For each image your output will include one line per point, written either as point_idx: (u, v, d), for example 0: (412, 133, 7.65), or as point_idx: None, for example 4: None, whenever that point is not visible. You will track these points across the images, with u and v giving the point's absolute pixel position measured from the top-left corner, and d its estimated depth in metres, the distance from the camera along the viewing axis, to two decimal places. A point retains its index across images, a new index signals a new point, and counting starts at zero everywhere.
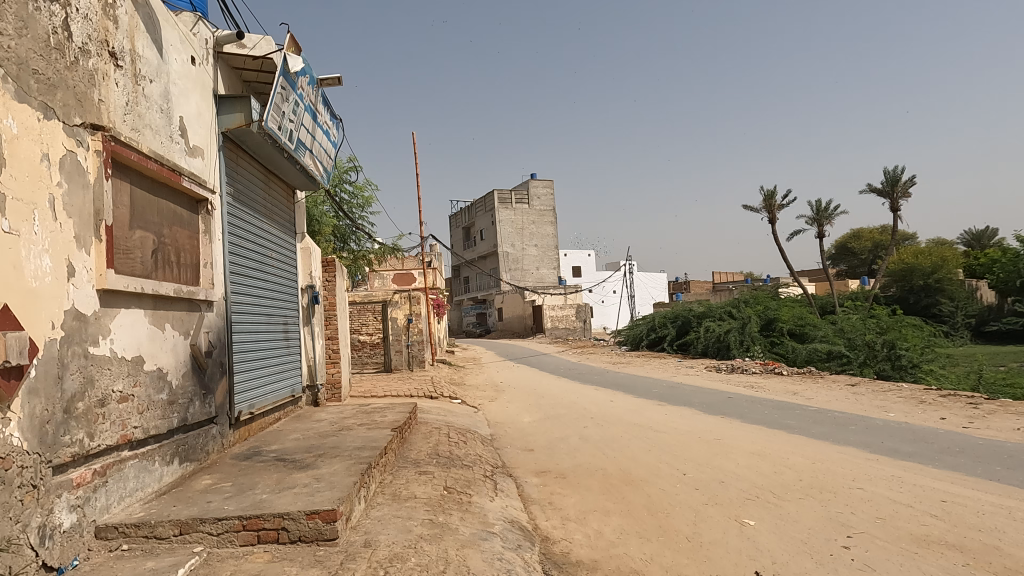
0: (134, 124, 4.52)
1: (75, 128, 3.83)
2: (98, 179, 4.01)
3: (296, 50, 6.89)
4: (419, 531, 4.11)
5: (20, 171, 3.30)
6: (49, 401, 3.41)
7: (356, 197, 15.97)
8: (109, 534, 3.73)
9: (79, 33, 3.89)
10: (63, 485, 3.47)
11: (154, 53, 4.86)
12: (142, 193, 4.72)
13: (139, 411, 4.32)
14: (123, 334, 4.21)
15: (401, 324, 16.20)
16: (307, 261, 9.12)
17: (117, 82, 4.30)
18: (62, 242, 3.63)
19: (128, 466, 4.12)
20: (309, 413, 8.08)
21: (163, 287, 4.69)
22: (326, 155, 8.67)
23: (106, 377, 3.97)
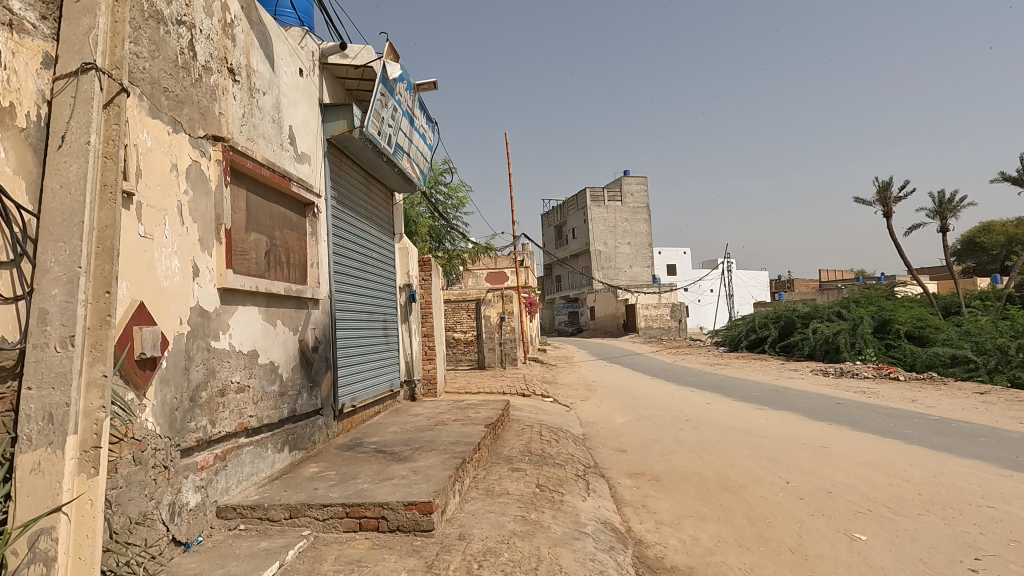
0: (250, 134, 4.86)
1: (198, 140, 4.16)
2: (218, 186, 4.35)
3: (394, 57, 7.14)
4: (512, 527, 4.16)
5: (152, 180, 3.64)
6: (179, 390, 3.74)
7: (450, 197, 16.36)
8: (228, 514, 4.04)
9: (202, 52, 4.24)
10: (189, 467, 3.79)
11: (267, 67, 5.20)
12: (257, 198, 5.07)
13: (254, 401, 4.65)
14: (240, 330, 4.53)
15: (494, 322, 16.46)
16: (405, 261, 9.44)
17: (234, 96, 4.64)
18: (188, 244, 3.96)
19: (244, 452, 4.44)
20: (406, 407, 8.38)
21: (275, 286, 5.02)
22: (422, 157, 8.94)
23: (225, 369, 4.29)
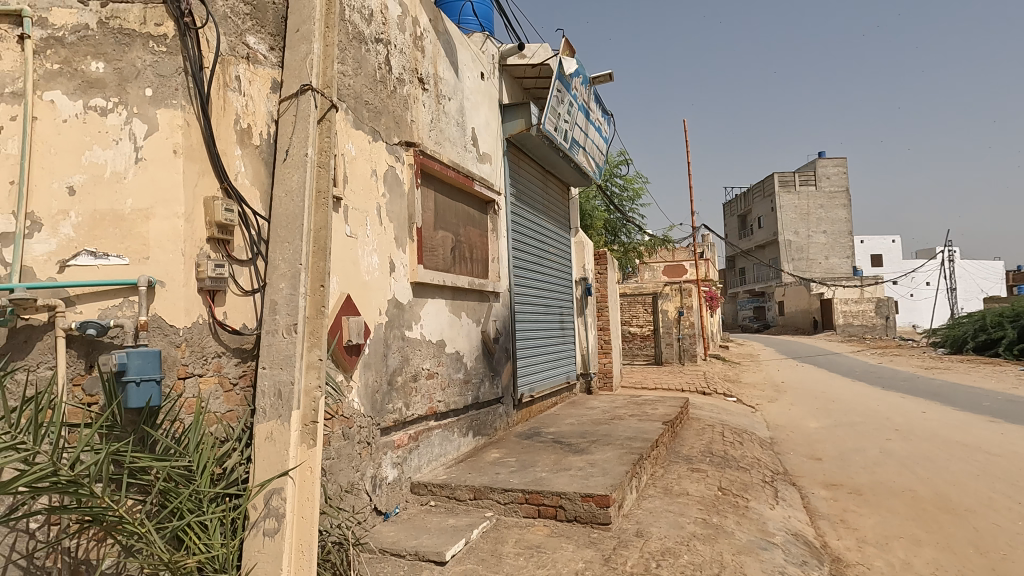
0: (437, 138, 5.21)
1: (394, 146, 4.56)
2: (411, 188, 4.73)
3: (570, 53, 7.20)
4: (692, 529, 4.02)
5: (356, 185, 4.05)
6: (379, 374, 4.14)
7: (626, 189, 16.16)
8: (420, 491, 4.39)
9: (396, 65, 4.62)
10: (387, 445, 4.18)
11: (452, 74, 5.53)
12: (444, 198, 5.42)
13: (442, 388, 4.99)
14: (429, 321, 4.89)
15: (672, 316, 15.97)
16: (580, 255, 9.51)
17: (424, 103, 5.00)
18: (386, 242, 4.35)
19: (434, 434, 4.79)
20: (583, 400, 8.45)
21: (460, 279, 5.34)
22: (598, 150, 8.93)
23: (417, 356, 4.66)
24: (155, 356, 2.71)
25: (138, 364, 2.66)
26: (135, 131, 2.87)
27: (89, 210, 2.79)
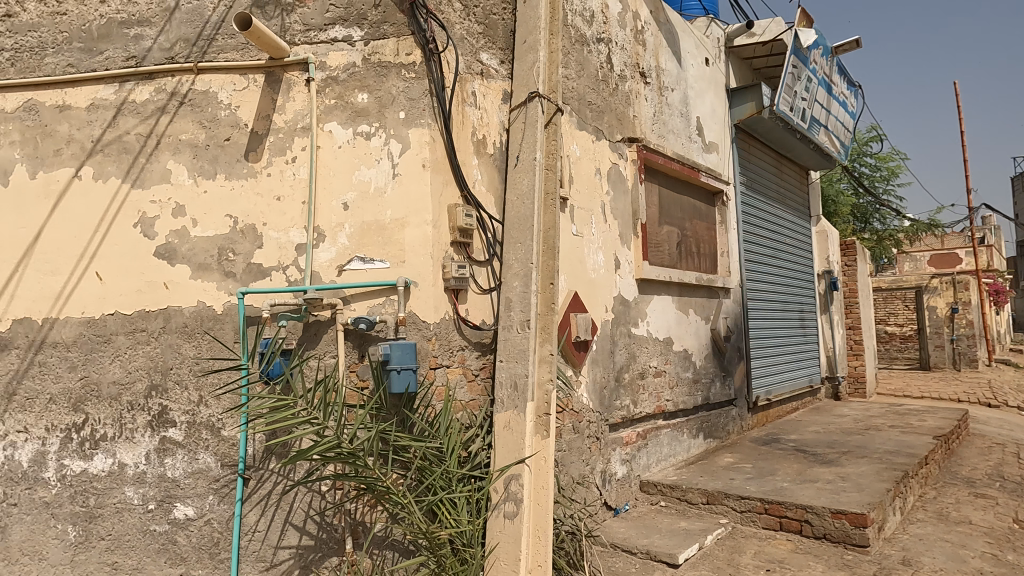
0: (661, 131, 5.10)
1: (617, 144, 4.57)
2: (634, 184, 4.70)
3: (807, 23, 6.54)
4: (978, 565, 3.38)
5: (581, 185, 4.15)
6: (606, 371, 4.18)
7: (879, 169, 14.19)
8: (650, 490, 4.33)
9: (618, 62, 4.63)
10: (616, 441, 4.20)
11: (675, 64, 5.37)
12: (668, 192, 5.29)
13: (670, 386, 4.87)
14: (656, 318, 4.80)
15: (942, 314, 13.64)
16: (824, 246, 8.58)
17: (646, 97, 4.94)
18: (611, 240, 4.38)
19: (663, 434, 4.70)
20: (829, 406, 7.62)
21: (687, 275, 5.16)
22: (843, 128, 7.97)
23: (644, 354, 4.61)
24: (411, 347, 3.05)
25: (399, 355, 3.01)
26: (392, 151, 3.27)
27: (358, 222, 3.24)
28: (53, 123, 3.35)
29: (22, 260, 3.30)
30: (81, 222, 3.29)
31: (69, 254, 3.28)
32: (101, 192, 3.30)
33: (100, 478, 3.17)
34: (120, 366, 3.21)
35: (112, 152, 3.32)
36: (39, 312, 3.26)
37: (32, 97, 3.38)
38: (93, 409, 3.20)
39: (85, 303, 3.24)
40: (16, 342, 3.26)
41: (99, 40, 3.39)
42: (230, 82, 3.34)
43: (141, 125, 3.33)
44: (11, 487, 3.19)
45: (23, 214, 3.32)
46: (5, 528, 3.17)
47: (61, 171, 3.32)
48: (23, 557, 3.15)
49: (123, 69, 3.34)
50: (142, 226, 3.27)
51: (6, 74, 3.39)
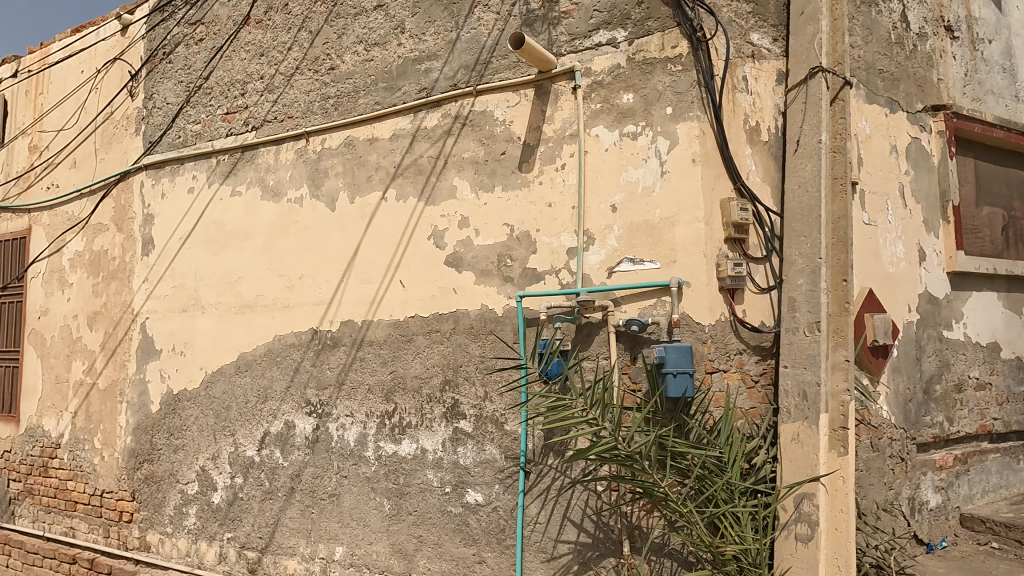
0: (976, 92, 4.22)
1: (917, 114, 3.90)
2: (942, 160, 3.95)
3: None
4: None
5: (873, 166, 3.61)
6: (912, 381, 3.58)
7: None
8: (975, 526, 3.58)
9: (916, 19, 3.95)
10: (927, 464, 3.57)
11: (993, 9, 4.41)
12: (988, 165, 4.35)
13: (999, 402, 3.99)
14: (976, 319, 3.98)
15: None
16: None
17: (955, 55, 4.12)
18: (912, 227, 3.74)
19: (992, 460, 3.91)
20: None
21: (1020, 266, 4.18)
22: None
23: (962, 362, 3.84)
24: (687, 350, 2.96)
25: (674, 357, 2.95)
26: (659, 148, 3.19)
27: (627, 222, 3.22)
28: (365, 154, 3.93)
29: (346, 271, 3.91)
30: (388, 238, 3.80)
31: (380, 265, 3.81)
32: (402, 210, 3.78)
33: (407, 460, 3.62)
34: (420, 362, 3.64)
35: (410, 174, 3.77)
36: (359, 315, 3.84)
37: (349, 133, 4.00)
38: (401, 399, 3.67)
39: (393, 307, 3.74)
40: (343, 340, 3.88)
41: (398, 78, 3.88)
42: (504, 100, 3.56)
43: (431, 148, 3.73)
44: (342, 462, 3.81)
45: (346, 233, 3.94)
46: (339, 495, 3.79)
47: (372, 195, 3.88)
48: (351, 522, 3.72)
49: (417, 100, 3.78)
50: (435, 238, 3.66)
51: (331, 117, 4.06)
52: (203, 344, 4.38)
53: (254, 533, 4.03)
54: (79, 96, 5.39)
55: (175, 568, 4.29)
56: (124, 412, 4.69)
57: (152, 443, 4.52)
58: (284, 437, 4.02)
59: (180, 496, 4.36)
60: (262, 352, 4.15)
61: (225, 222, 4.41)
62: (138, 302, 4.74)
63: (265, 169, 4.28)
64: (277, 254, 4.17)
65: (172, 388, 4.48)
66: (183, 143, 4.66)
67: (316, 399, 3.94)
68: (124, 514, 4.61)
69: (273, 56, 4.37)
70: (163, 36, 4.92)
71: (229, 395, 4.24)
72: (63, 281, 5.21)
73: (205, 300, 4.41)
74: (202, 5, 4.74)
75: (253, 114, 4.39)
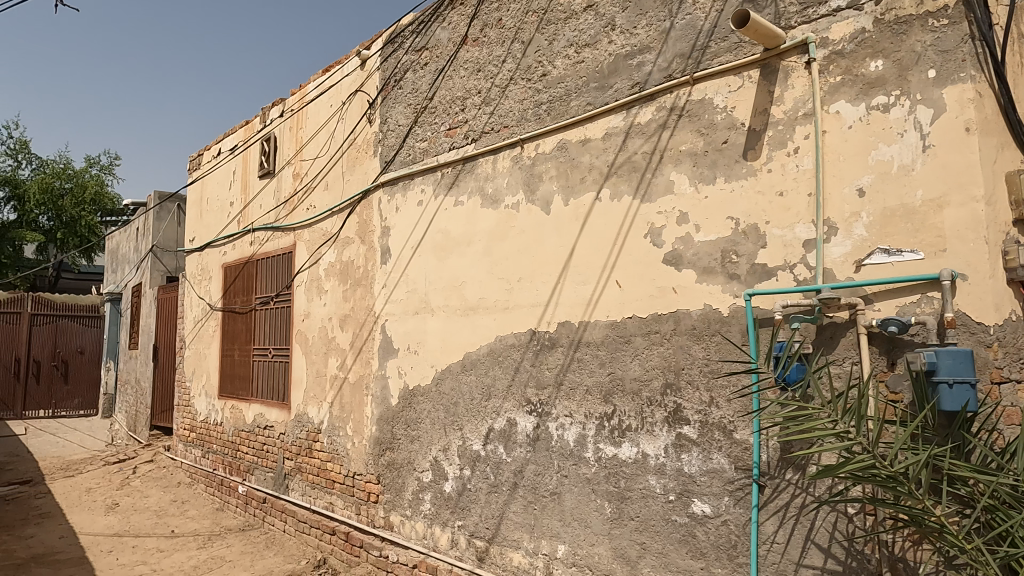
0: None
1: None
2: None
3: None
4: None
5: None
6: None
7: None
8: None
9: None
10: None
11: None
12: None
13: None
14: None
15: None
16: None
17: None
18: None
19: None
20: None
21: None
22: None
23: None
24: (967, 356, 2.47)
25: (949, 364, 2.48)
26: (920, 119, 2.73)
27: (879, 208, 2.81)
28: (578, 156, 3.94)
29: (562, 273, 3.96)
30: (603, 238, 3.77)
31: (595, 266, 3.80)
32: (617, 209, 3.72)
33: (628, 464, 3.55)
34: (639, 364, 3.54)
35: (624, 172, 3.70)
36: (576, 316, 3.86)
37: (562, 137, 4.04)
38: (620, 401, 3.62)
39: (610, 308, 3.70)
40: (561, 341, 3.93)
41: (609, 76, 3.83)
42: (725, 85, 3.33)
43: (646, 143, 3.62)
44: (563, 461, 3.86)
45: (561, 236, 3.99)
46: (560, 494, 3.84)
47: (586, 196, 3.88)
48: (573, 521, 3.75)
49: (629, 96, 3.70)
50: (652, 237, 3.55)
51: (544, 123, 4.15)
52: (433, 343, 4.74)
53: (482, 523, 4.26)
54: (329, 127, 6.19)
55: (414, 548, 4.69)
56: (369, 404, 5.27)
57: (393, 433, 5.01)
58: (507, 433, 4.19)
59: (417, 482, 4.77)
60: (485, 352, 4.37)
61: (450, 230, 4.73)
62: (379, 305, 5.30)
63: (484, 178, 4.52)
64: (497, 259, 4.37)
65: (408, 383, 4.92)
66: (413, 160, 5.11)
67: (536, 398, 4.04)
68: (372, 495, 5.17)
69: (489, 70, 4.59)
70: (394, 65, 5.45)
71: (456, 392, 4.54)
72: (320, 288, 6.02)
73: (434, 303, 4.78)
74: (426, 32, 5.16)
75: (473, 127, 4.65)
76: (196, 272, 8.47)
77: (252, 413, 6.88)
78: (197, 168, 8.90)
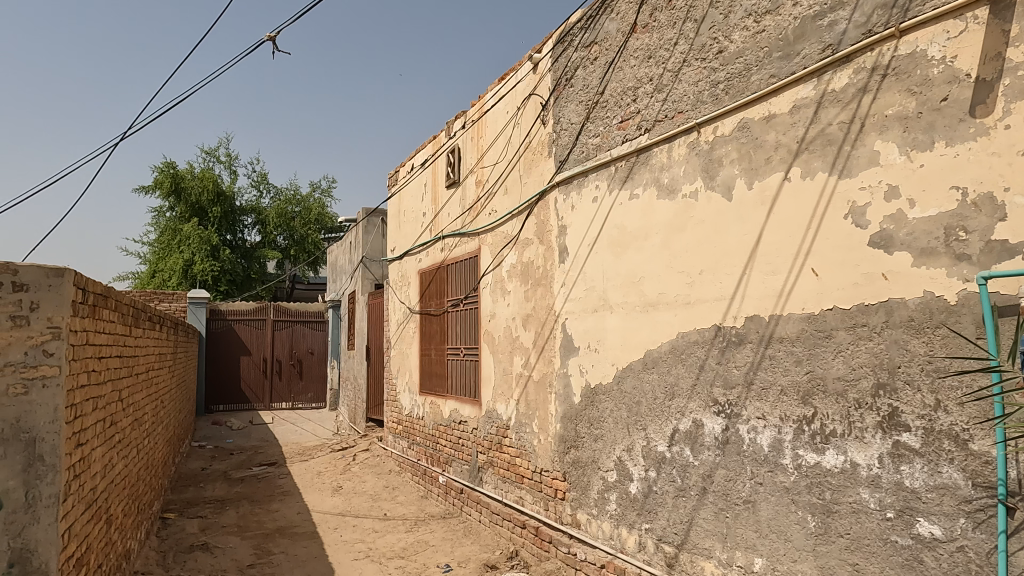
0: None
1: None
2: None
3: None
4: None
5: None
6: None
7: None
8: None
9: None
10: None
11: None
12: None
13: None
14: None
15: None
16: None
17: None
18: None
19: None
20: None
21: None
22: None
23: None
24: None
25: None
26: None
27: None
28: (762, 134, 3.61)
29: (748, 263, 3.65)
30: (795, 221, 3.41)
31: (786, 253, 3.44)
32: (810, 189, 3.34)
33: (834, 474, 3.16)
34: (843, 362, 3.14)
35: (817, 147, 3.31)
36: (766, 310, 3.53)
37: (743, 116, 3.73)
38: (821, 403, 3.24)
39: (805, 299, 3.33)
40: (750, 337, 3.62)
41: (795, 42, 3.46)
42: (942, 32, 2.83)
43: (842, 112, 3.20)
44: (757, 468, 3.55)
45: (746, 223, 3.69)
46: (755, 503, 3.54)
47: (773, 177, 3.53)
48: (771, 534, 3.43)
49: (820, 61, 3.29)
50: (854, 217, 3.13)
51: (723, 103, 3.87)
52: (613, 341, 4.66)
53: (670, 528, 4.08)
54: (507, 133, 6.40)
55: (601, 548, 4.65)
56: (553, 401, 5.34)
57: (576, 431, 5.02)
58: (693, 435, 3.97)
59: (602, 482, 4.72)
60: (667, 349, 4.19)
61: (626, 224, 4.61)
62: (559, 304, 5.34)
63: (659, 168, 4.34)
64: (676, 252, 4.17)
65: (590, 382, 4.89)
66: (587, 157, 5.08)
67: (724, 398, 3.77)
68: (559, 492, 5.23)
69: (661, 55, 4.40)
70: (565, 64, 5.48)
71: (639, 391, 4.41)
72: (503, 289, 6.25)
73: (613, 300, 4.69)
74: (595, 26, 5.10)
75: (646, 117, 4.50)
76: (397, 278, 9.29)
77: (448, 409, 7.35)
78: (394, 183, 9.76)
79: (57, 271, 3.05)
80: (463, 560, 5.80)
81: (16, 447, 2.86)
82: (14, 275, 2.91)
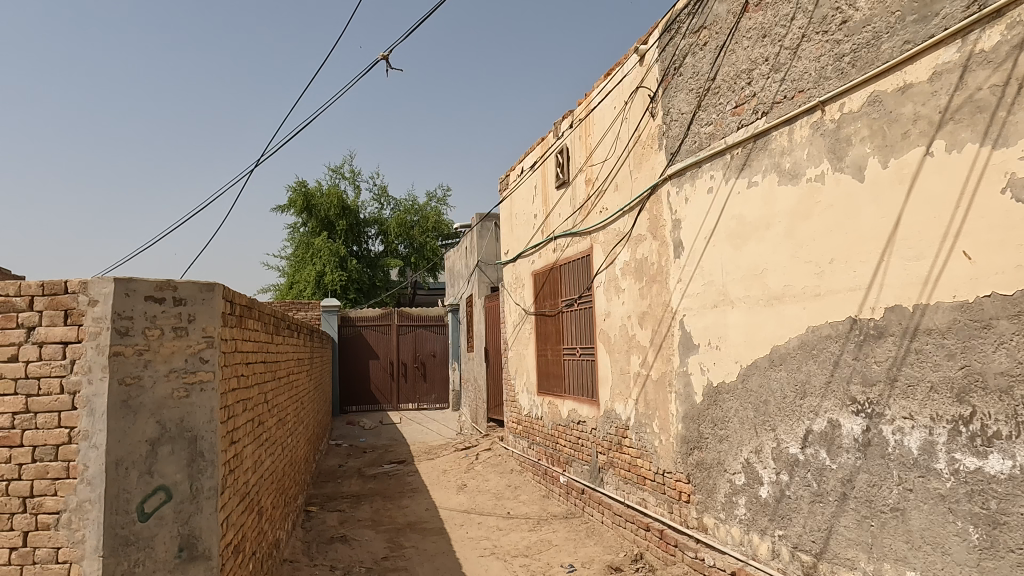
0: None
1: None
2: None
3: None
4: None
5: None
6: None
7: None
8: None
9: None
10: None
11: None
12: None
13: None
14: None
15: None
16: None
17: None
18: None
19: None
20: None
21: None
22: None
23: None
24: None
25: None
26: None
27: None
28: (897, 107, 3.29)
29: (887, 249, 3.34)
30: (940, 200, 3.08)
31: (932, 235, 3.11)
32: (957, 162, 3.00)
33: (1000, 481, 2.81)
34: (1007, 355, 2.79)
35: (965, 115, 2.96)
36: (910, 299, 3.20)
37: (874, 89, 3.43)
38: (980, 401, 2.90)
39: (956, 286, 2.99)
40: (891, 330, 3.31)
41: (932, 2, 3.12)
42: None
43: (994, 74, 2.85)
44: (905, 472, 3.24)
45: (882, 205, 3.37)
46: (904, 512, 3.24)
47: (912, 153, 3.21)
48: (926, 546, 3.11)
49: (965, 20, 2.95)
50: (1013, 191, 2.77)
51: (849, 78, 3.58)
52: (736, 338, 4.44)
53: (807, 536, 3.83)
54: (614, 129, 6.30)
55: (731, 554, 4.44)
56: (674, 401, 5.18)
57: (700, 432, 4.83)
58: (830, 436, 3.69)
59: (729, 484, 4.51)
60: (797, 345, 3.92)
61: (746, 215, 4.38)
62: (676, 301, 5.18)
63: (780, 153, 4.09)
64: (802, 241, 3.90)
65: (712, 381, 4.69)
66: (699, 147, 4.89)
67: (863, 397, 3.48)
68: (683, 495, 5.06)
69: (777, 33, 4.14)
70: (672, 53, 5.30)
71: (765, 389, 4.17)
72: (618, 287, 6.15)
73: (734, 294, 4.47)
74: (702, 10, 4.91)
75: (763, 99, 4.25)
76: (512, 281, 9.42)
77: (567, 409, 7.36)
78: (505, 187, 9.93)
79: (208, 285, 3.40)
80: (587, 561, 5.77)
81: (181, 444, 3.19)
82: (173, 291, 3.27)
